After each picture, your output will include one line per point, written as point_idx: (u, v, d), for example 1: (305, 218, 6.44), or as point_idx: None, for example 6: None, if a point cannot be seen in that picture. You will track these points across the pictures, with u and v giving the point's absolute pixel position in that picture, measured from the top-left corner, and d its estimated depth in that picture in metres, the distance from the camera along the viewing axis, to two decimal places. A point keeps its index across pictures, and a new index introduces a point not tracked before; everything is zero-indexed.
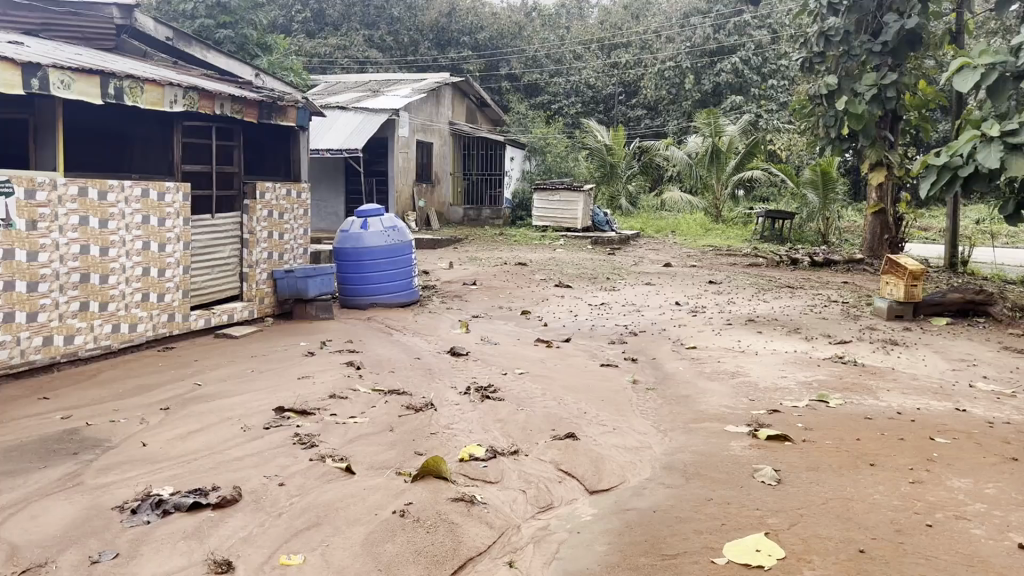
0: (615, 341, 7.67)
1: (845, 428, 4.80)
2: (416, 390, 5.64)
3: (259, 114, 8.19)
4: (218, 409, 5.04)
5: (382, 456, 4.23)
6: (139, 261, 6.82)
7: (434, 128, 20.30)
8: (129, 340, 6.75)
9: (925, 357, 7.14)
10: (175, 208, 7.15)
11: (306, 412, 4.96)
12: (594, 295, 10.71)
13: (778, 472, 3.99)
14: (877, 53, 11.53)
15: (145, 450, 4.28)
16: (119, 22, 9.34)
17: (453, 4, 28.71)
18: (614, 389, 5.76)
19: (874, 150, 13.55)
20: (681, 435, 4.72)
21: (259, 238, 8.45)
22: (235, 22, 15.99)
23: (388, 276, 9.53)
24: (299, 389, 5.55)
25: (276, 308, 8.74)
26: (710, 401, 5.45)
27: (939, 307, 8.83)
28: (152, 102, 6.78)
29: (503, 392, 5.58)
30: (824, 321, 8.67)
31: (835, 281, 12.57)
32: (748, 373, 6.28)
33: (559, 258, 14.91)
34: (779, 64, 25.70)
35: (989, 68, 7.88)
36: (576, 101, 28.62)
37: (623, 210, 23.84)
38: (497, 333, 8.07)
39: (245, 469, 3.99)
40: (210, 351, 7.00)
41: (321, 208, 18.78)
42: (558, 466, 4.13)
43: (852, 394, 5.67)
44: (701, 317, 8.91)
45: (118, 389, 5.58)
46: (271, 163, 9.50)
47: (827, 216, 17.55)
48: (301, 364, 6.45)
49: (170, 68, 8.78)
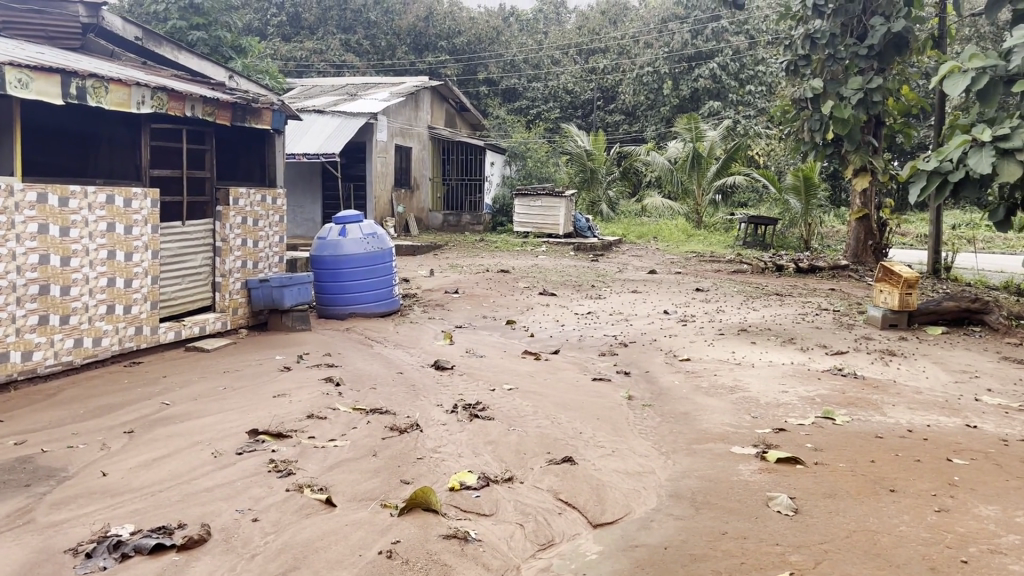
0: (606, 353, 7.39)
1: (856, 449, 4.54)
2: (400, 409, 5.31)
3: (232, 116, 7.83)
4: (187, 433, 4.67)
5: (365, 485, 3.89)
6: (103, 271, 6.42)
7: (413, 132, 19.97)
8: (93, 355, 6.35)
9: (925, 368, 6.91)
10: (142, 215, 6.77)
11: (281, 435, 4.60)
12: (580, 304, 10.43)
13: (793, 501, 3.70)
14: (863, 57, 11.43)
15: (104, 481, 3.91)
16: (85, 21, 8.87)
17: (430, 7, 28.25)
18: (609, 407, 5.47)
19: (859, 155, 13.39)
20: (684, 457, 4.43)
21: (232, 246, 8.09)
22: (208, 24, 15.61)
23: (366, 285, 9.18)
24: (275, 409, 5.20)
25: (251, 319, 8.36)
26: (711, 419, 5.17)
27: (934, 316, 8.66)
28: (117, 103, 6.41)
29: (493, 410, 5.27)
30: (817, 330, 8.45)
31: (823, 289, 12.41)
32: (748, 387, 6.01)
33: (542, 264, 14.65)
34: (757, 70, 25.62)
35: (979, 72, 7.63)
36: (554, 106, 28.60)
37: (604, 215, 23.52)
38: (483, 345, 7.75)
39: (215, 502, 3.64)
40: (180, 366, 6.62)
41: (297, 214, 18.39)
42: (557, 495, 3.82)
43: (858, 410, 5.42)
44: (691, 327, 8.65)
45: (77, 410, 5.18)
46: (244, 169, 9.04)
47: (810, 222, 17.43)
48: (277, 380, 6.10)
49: (139, 69, 8.39)
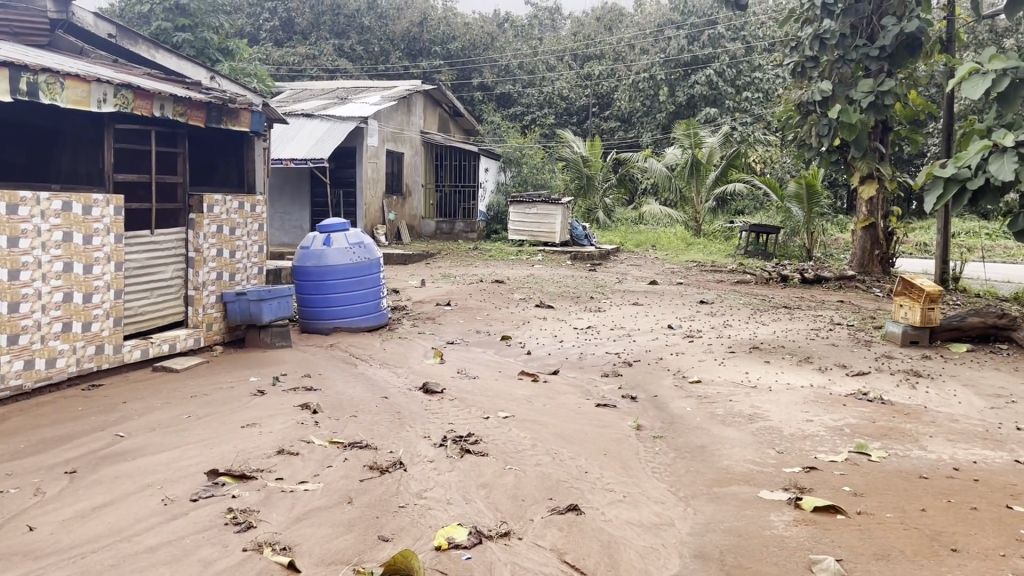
0: (610, 374, 6.84)
1: (899, 493, 3.98)
2: (383, 441, 4.73)
3: (207, 117, 7.26)
4: (138, 473, 4.10)
5: (336, 544, 3.31)
6: (59, 285, 5.83)
7: (405, 137, 19.39)
8: (47, 378, 5.76)
9: (956, 392, 6.35)
10: (104, 224, 6.18)
11: (244, 476, 4.02)
12: (579, 317, 9.86)
13: (841, 564, 3.13)
14: (874, 58, 10.79)
15: (28, 539, 3.33)
16: (53, 17, 8.21)
17: (425, 12, 27.90)
18: (616, 439, 4.92)
19: (866, 162, 12.85)
20: (706, 505, 3.87)
21: (207, 256, 7.48)
22: (194, 25, 14.96)
23: (353, 297, 8.60)
24: (243, 442, 4.62)
25: (226, 334, 7.78)
26: (732, 455, 4.62)
27: (957, 332, 8.13)
28: (75, 101, 5.82)
29: (486, 444, 4.69)
30: (834, 347, 7.90)
31: (831, 301, 11.86)
32: (768, 415, 5.45)
33: (538, 274, 14.07)
34: (754, 76, 25.05)
35: (1000, 73, 6.74)
36: (550, 112, 28.08)
37: (601, 223, 22.98)
38: (476, 364, 7.16)
39: (155, 568, 3.05)
40: (144, 389, 6.02)
41: (285, 220, 17.90)
42: (561, 557, 3.25)
43: (893, 443, 4.87)
44: (699, 344, 8.06)
45: (19, 443, 4.60)
46: (221, 174, 8.49)
47: (812, 231, 16.88)
48: (249, 406, 5.52)
49: (109, 67, 7.81)
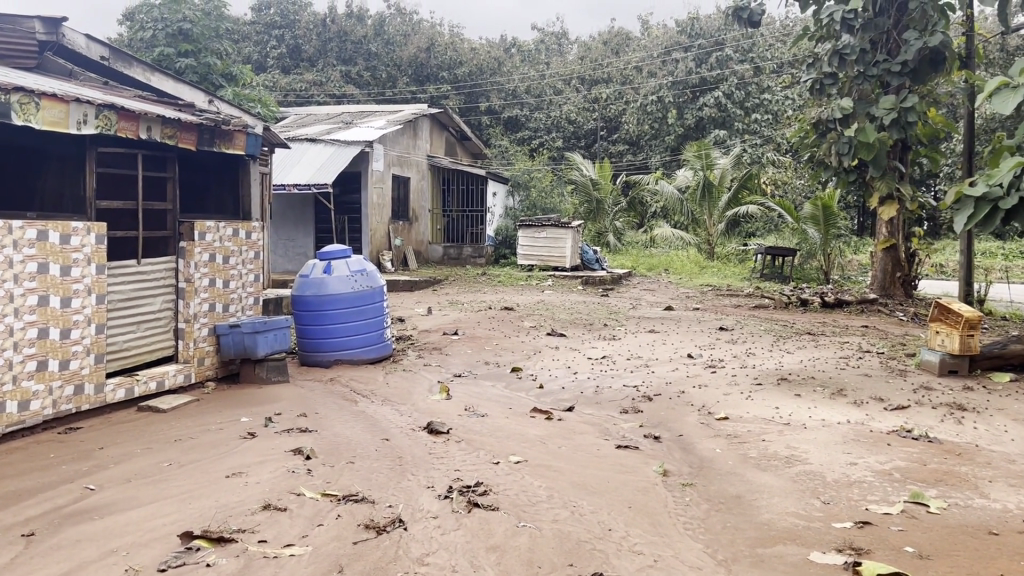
0: (629, 410, 6.33)
1: (970, 555, 3.47)
2: (382, 493, 4.25)
3: (198, 139, 6.85)
4: (102, 536, 3.62)
5: None
6: (33, 320, 5.38)
7: (411, 161, 19.04)
8: (19, 422, 5.30)
9: (1007, 428, 5.82)
10: (84, 253, 5.76)
11: (222, 539, 3.53)
12: (592, 346, 9.35)
13: None
14: (896, 74, 10.23)
15: None
16: (42, 39, 7.71)
17: (431, 38, 27.62)
18: (640, 488, 4.41)
19: (885, 182, 12.35)
20: (749, 570, 3.37)
21: (198, 286, 7.05)
22: (197, 51, 14.64)
23: (355, 328, 8.16)
24: (225, 496, 4.14)
25: (220, 369, 7.34)
26: (773, 506, 4.11)
27: (999, 361, 7.60)
28: (51, 122, 5.39)
29: (496, 495, 4.20)
30: (868, 378, 7.37)
31: (855, 326, 11.31)
32: (807, 458, 4.93)
33: (548, 300, 13.62)
34: (763, 98, 24.36)
35: None
36: (558, 135, 27.74)
37: (611, 246, 22.51)
38: (484, 400, 6.67)
39: None
40: (125, 432, 5.55)
41: (289, 247, 17.57)
42: None
43: (951, 491, 4.35)
44: (722, 375, 7.55)
45: None
46: (215, 199, 8.08)
47: (829, 253, 16.35)
48: (236, 451, 5.04)
49: (98, 88, 7.39)
